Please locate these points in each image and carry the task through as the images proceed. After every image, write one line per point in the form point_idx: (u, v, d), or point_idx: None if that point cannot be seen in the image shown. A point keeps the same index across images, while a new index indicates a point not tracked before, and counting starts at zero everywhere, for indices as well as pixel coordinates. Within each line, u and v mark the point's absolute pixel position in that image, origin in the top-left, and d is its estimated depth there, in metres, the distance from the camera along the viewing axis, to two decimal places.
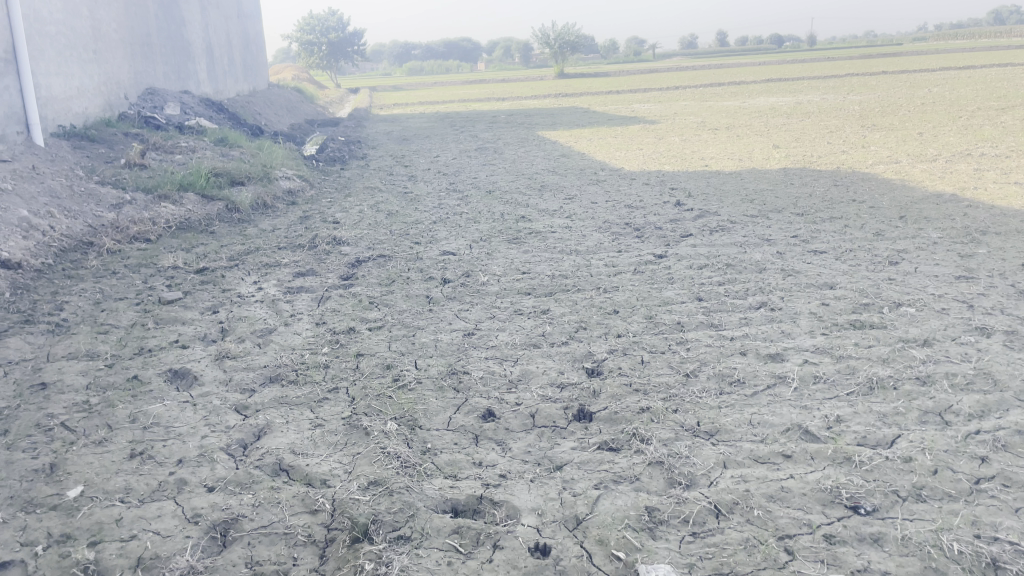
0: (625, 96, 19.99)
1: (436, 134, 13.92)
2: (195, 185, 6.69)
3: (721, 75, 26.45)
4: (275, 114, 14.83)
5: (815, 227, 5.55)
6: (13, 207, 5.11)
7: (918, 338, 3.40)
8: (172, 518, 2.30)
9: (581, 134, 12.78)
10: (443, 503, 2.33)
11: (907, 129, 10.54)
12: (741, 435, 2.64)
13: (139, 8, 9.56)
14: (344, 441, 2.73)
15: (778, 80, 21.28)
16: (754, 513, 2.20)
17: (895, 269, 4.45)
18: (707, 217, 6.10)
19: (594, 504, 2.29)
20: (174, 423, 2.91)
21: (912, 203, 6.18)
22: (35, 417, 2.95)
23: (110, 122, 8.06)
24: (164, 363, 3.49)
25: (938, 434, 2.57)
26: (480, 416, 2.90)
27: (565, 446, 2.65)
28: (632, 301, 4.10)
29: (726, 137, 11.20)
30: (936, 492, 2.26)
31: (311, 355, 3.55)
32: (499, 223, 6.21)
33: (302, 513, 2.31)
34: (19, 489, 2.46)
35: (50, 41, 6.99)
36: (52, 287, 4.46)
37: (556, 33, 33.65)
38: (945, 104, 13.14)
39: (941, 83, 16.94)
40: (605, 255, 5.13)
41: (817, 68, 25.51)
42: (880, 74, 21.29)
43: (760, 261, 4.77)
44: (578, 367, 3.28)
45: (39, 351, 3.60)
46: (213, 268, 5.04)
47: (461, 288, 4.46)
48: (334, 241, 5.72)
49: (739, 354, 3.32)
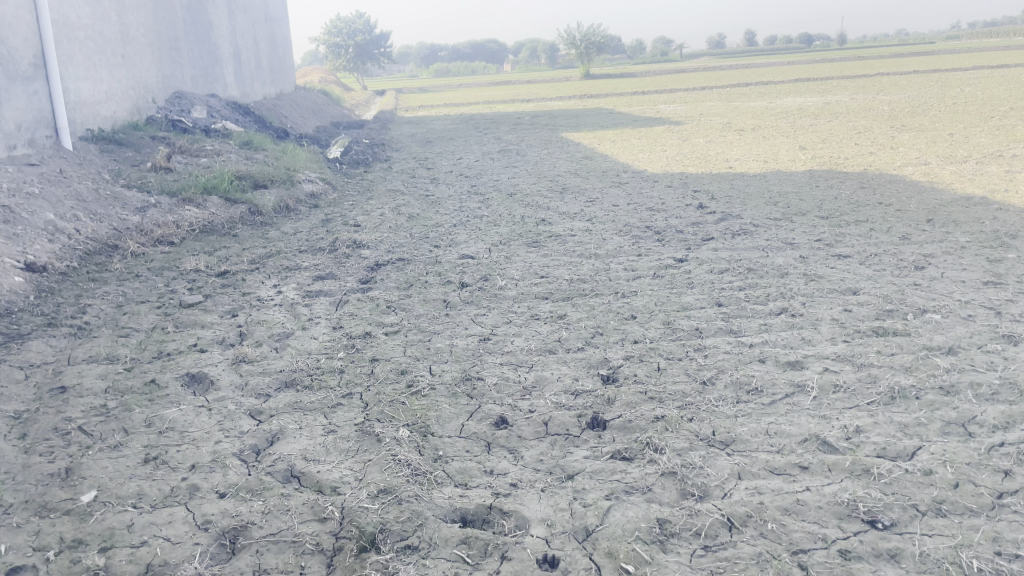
0: (651, 97, 19.91)
1: (461, 134, 14.27)
2: (218, 188, 6.74)
3: (748, 74, 26.19)
4: (301, 117, 14.94)
5: (840, 231, 5.47)
6: (40, 210, 5.18)
7: (943, 346, 3.32)
8: (182, 524, 2.31)
9: (605, 134, 12.86)
10: (452, 513, 2.31)
11: (938, 130, 10.38)
12: (757, 445, 2.59)
13: (167, 13, 9.67)
14: (356, 448, 2.73)
15: (806, 80, 21.06)
16: (768, 527, 2.16)
17: (921, 274, 4.36)
18: (730, 220, 6.04)
19: (605, 515, 2.26)
20: (188, 428, 2.93)
21: (941, 207, 6.06)
22: (53, 420, 2.98)
23: (137, 126, 8.15)
24: (182, 367, 3.51)
25: (960, 446, 2.51)
26: (492, 423, 2.88)
27: (578, 455, 2.62)
28: (650, 306, 4.06)
29: (752, 138, 11.10)
30: (957, 506, 2.20)
31: (326, 360, 3.56)
32: (520, 226, 6.20)
33: (311, 521, 2.30)
34: (34, 492, 2.48)
35: (79, 46, 7.08)
36: (76, 290, 4.50)
37: (583, 33, 33.55)
38: (977, 104, 12.92)
39: (972, 83, 16.62)
40: (625, 259, 5.09)
41: (847, 68, 25.21)
42: (911, 73, 21.02)
43: (782, 265, 4.70)
44: (593, 373, 3.25)
45: (60, 354, 3.64)
46: (234, 271, 5.07)
47: (478, 293, 4.44)
48: (354, 244, 5.74)
49: (757, 362, 3.26)
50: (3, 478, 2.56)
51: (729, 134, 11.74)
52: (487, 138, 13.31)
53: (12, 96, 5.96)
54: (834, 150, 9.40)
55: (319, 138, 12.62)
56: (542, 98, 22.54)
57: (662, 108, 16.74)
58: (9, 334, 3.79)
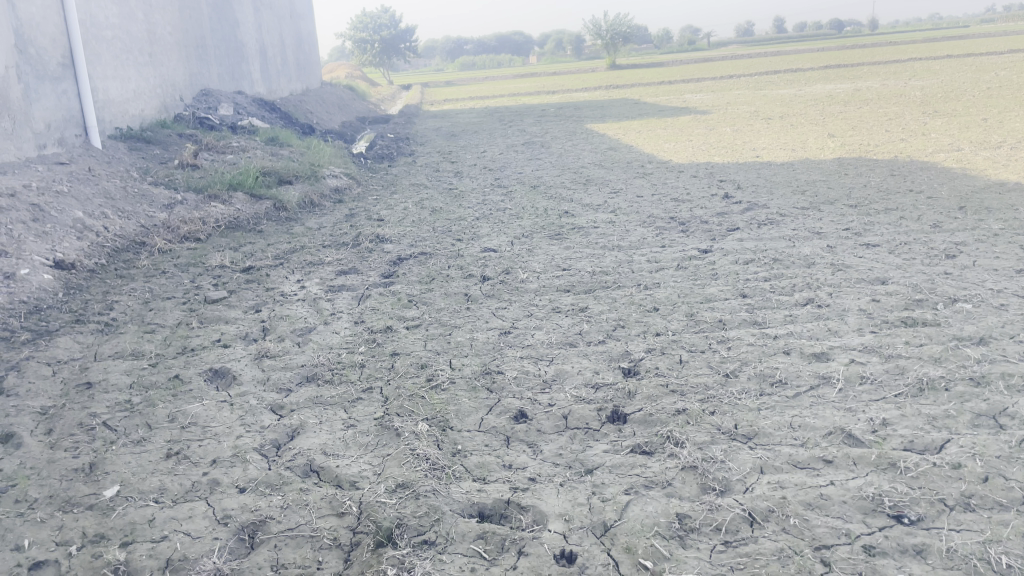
0: (677, 87, 19.72)
1: (485, 129, 13.92)
2: (244, 184, 6.76)
3: (777, 62, 25.69)
4: (326, 112, 14.98)
5: (868, 219, 5.37)
6: (70, 208, 5.25)
7: (974, 336, 3.24)
8: (203, 519, 2.32)
9: (629, 126, 12.59)
10: (470, 508, 2.30)
11: (972, 115, 10.14)
12: (780, 438, 2.54)
13: (193, 11, 9.74)
14: (374, 442, 2.73)
15: (838, 67, 20.69)
16: (791, 522, 2.11)
17: (952, 263, 4.26)
18: (756, 210, 5.95)
19: (624, 510, 2.23)
20: (211, 423, 2.94)
21: (974, 193, 5.92)
22: (78, 416, 3.01)
23: (165, 124, 8.23)
24: (205, 363, 3.53)
25: (991, 438, 2.44)
26: (512, 417, 2.86)
27: (598, 449, 2.59)
28: (673, 298, 4.01)
29: (780, 126, 10.93)
30: (987, 500, 2.14)
31: (347, 355, 3.56)
32: (543, 219, 6.17)
33: (329, 516, 2.30)
34: (58, 487, 2.51)
35: (106, 45, 7.16)
36: (104, 287, 4.56)
37: (608, 24, 33.17)
38: (1013, 88, 12.62)
39: (1004, 68, 16.21)
40: (649, 250, 5.04)
41: (877, 53, 24.67)
42: (944, 57, 20.53)
43: (809, 255, 4.62)
44: (614, 366, 3.21)
45: (87, 351, 3.68)
46: (259, 266, 5.10)
47: (500, 286, 4.42)
48: (377, 239, 5.75)
49: (782, 354, 3.21)
50: (29, 473, 2.59)
51: (756, 123, 11.57)
52: (513, 130, 13.26)
53: (41, 96, 6.03)
54: (864, 137, 9.23)
55: (343, 133, 12.66)
56: (567, 89, 22.42)
57: (689, 98, 16.56)
58: (37, 331, 3.84)
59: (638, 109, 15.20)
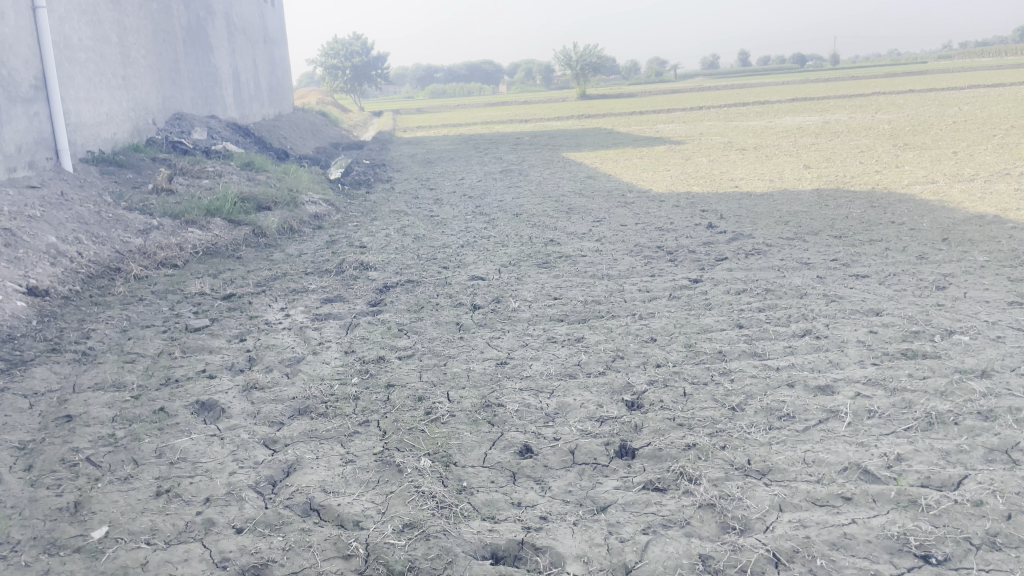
0: (648, 117, 19.93)
1: (461, 156, 13.89)
2: (222, 210, 6.64)
3: (746, 93, 26.21)
4: (300, 138, 14.86)
5: (855, 251, 5.39)
6: (42, 233, 5.09)
7: (975, 368, 3.23)
8: (199, 562, 2.20)
9: (606, 155, 12.65)
10: (482, 549, 2.21)
11: (942, 149, 10.33)
12: (795, 474, 2.49)
13: (166, 34, 9.62)
14: (376, 479, 2.63)
15: (806, 100, 21.12)
16: (818, 563, 2.06)
17: (943, 295, 4.28)
18: (741, 240, 5.96)
19: (645, 551, 2.16)
20: (201, 459, 2.82)
21: (955, 225, 5.99)
22: (60, 451, 2.86)
23: (138, 147, 8.07)
24: (191, 394, 3.40)
25: (1008, 474, 2.42)
26: (516, 452, 2.78)
27: (609, 486, 2.52)
28: (669, 329, 3.96)
29: (755, 157, 11.06)
30: (1013, 539, 2.11)
31: (340, 386, 3.45)
32: (528, 247, 6.12)
33: (334, 558, 2.19)
34: (42, 529, 2.36)
35: (79, 67, 7.03)
36: (79, 315, 4.40)
37: (579, 55, 33.67)
38: (977, 122, 12.92)
39: (970, 102, 16.60)
40: (638, 280, 5.01)
41: (843, 87, 25.19)
42: (907, 93, 21.01)
43: (800, 285, 4.61)
44: (617, 400, 3.15)
45: (64, 381, 3.52)
46: (240, 293, 4.97)
47: (492, 315, 4.36)
48: (361, 266, 5.66)
49: (786, 386, 3.17)
50: (9, 513, 2.44)
51: (731, 153, 11.69)
52: (489, 158, 13.25)
53: (12, 118, 5.88)
54: (838, 169, 9.36)
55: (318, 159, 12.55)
56: (542, 118, 22.50)
57: (661, 128, 16.75)
58: (12, 361, 3.68)
59: (613, 138, 15.30)
